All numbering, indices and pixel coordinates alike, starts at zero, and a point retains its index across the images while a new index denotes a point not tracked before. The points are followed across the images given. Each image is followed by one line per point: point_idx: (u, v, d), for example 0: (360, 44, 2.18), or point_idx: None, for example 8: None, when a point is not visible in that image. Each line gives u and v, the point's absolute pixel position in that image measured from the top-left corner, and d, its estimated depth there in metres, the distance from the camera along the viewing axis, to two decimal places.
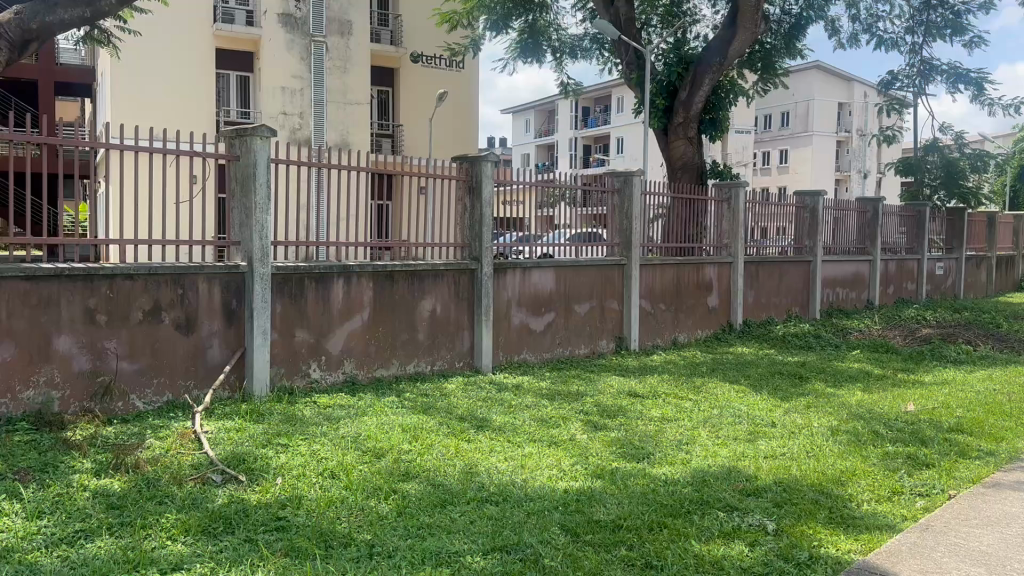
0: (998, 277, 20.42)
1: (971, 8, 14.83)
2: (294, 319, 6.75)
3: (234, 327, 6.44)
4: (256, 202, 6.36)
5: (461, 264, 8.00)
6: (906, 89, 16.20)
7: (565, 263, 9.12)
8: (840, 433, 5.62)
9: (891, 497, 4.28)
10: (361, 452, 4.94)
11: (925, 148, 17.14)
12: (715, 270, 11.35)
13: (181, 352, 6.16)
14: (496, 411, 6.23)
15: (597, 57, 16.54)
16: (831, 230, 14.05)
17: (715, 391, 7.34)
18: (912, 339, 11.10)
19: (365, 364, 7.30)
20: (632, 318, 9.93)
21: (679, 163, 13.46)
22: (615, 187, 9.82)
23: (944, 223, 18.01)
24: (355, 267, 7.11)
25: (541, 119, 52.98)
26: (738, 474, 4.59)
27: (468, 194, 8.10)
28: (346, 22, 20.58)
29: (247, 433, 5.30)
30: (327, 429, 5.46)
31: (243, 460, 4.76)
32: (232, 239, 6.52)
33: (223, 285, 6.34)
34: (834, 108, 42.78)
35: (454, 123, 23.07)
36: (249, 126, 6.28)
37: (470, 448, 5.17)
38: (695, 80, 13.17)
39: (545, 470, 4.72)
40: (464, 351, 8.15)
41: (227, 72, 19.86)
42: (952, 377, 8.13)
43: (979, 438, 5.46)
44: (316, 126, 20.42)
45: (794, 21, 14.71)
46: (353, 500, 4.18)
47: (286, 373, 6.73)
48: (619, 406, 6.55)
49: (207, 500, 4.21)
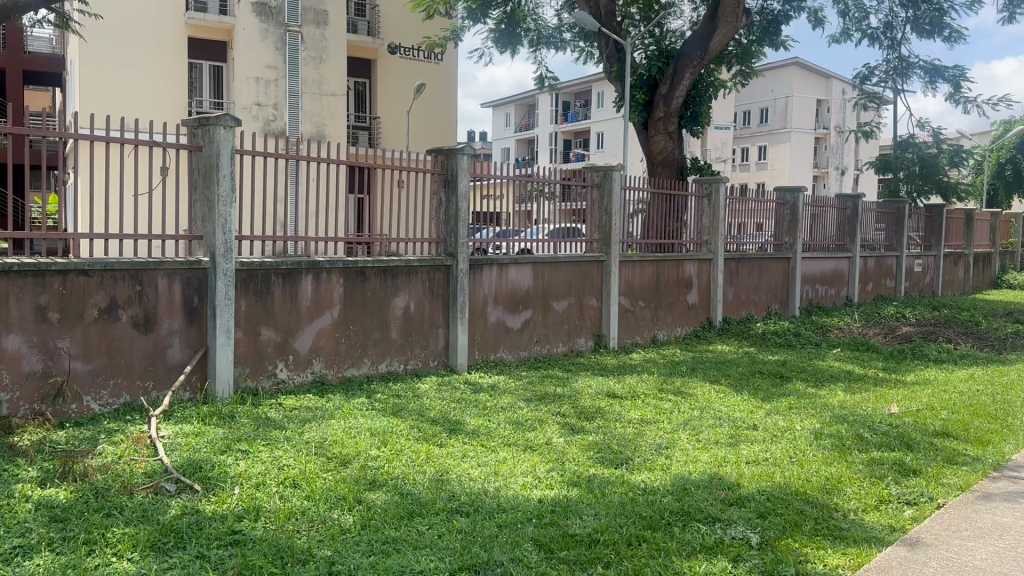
0: (975, 273, 20.47)
1: (955, 6, 14.76)
2: (259, 317, 6.48)
3: (196, 325, 6.16)
4: (219, 194, 6.08)
5: (435, 260, 7.76)
6: (882, 85, 16.16)
7: (544, 259, 8.90)
8: (824, 437, 5.45)
9: (878, 506, 4.12)
10: (325, 458, 4.70)
11: (903, 144, 17.12)
12: (695, 267, 11.19)
13: (139, 351, 5.88)
14: (470, 413, 6.02)
15: (574, 49, 16.32)
16: (811, 227, 13.94)
17: (696, 392, 7.15)
18: (892, 338, 10.98)
19: (335, 363, 7.04)
20: (611, 315, 9.73)
21: (659, 158, 13.25)
22: (595, 182, 9.61)
23: (922, 220, 18.00)
24: (324, 263, 6.84)
25: (520, 114, 52.86)
26: (720, 481, 4.40)
27: (443, 188, 7.85)
28: (322, 12, 20.19)
29: (207, 439, 5.03)
30: (292, 433, 5.21)
31: (200, 467, 4.51)
32: (193, 234, 6.23)
33: (183, 282, 6.06)
34: (812, 105, 42.90)
35: (432, 116, 22.79)
36: (212, 115, 6.00)
37: (442, 453, 4.94)
38: (676, 74, 12.96)
39: (520, 478, 4.50)
40: (438, 350, 7.92)
41: (200, 62, 19.41)
42: (934, 377, 8.00)
43: (966, 442, 5.32)
44: (291, 119, 20.07)
45: (772, 17, 14.56)
46: (315, 511, 3.94)
47: (251, 373, 6.46)
48: (597, 408, 6.35)
49: (159, 512, 3.95)
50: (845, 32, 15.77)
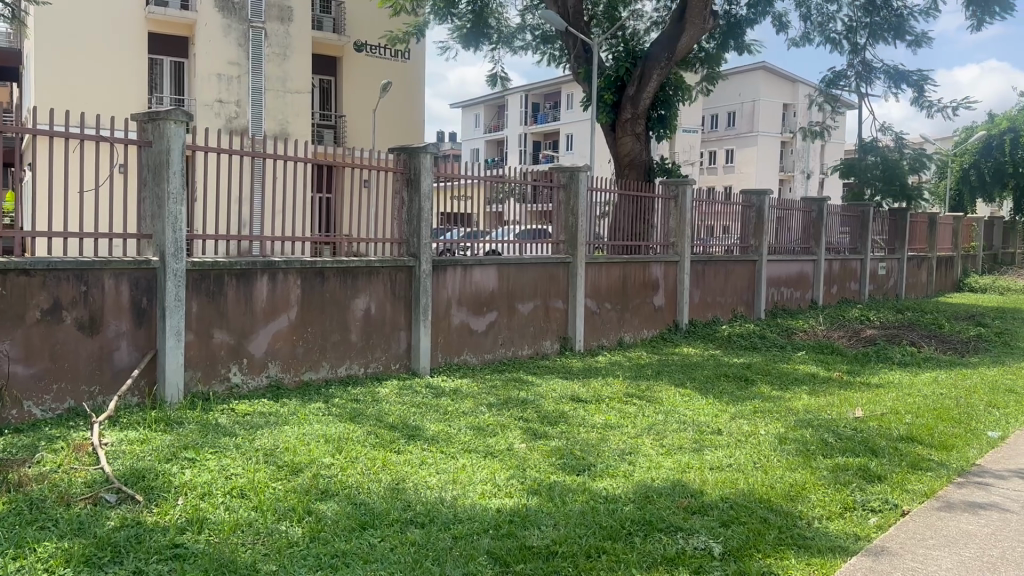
0: (938, 277, 20.74)
1: (915, 12, 14.93)
2: (212, 319, 6.26)
3: (145, 327, 5.92)
4: (169, 191, 5.86)
5: (398, 261, 7.58)
6: (849, 88, 16.27)
7: (510, 261, 8.75)
8: (788, 442, 5.40)
9: (842, 513, 4.05)
10: (276, 466, 4.52)
11: (866, 148, 17.29)
12: (662, 269, 11.14)
13: (84, 354, 5.63)
14: (431, 418, 5.87)
15: (537, 50, 16.21)
16: (777, 230, 13.98)
17: (660, 395, 7.06)
18: (857, 340, 11.04)
19: (293, 367, 6.85)
20: (578, 317, 9.63)
21: (627, 159, 13.20)
22: (562, 183, 9.50)
23: (887, 224, 18.17)
24: (280, 263, 6.64)
25: (490, 115, 52.75)
26: (683, 489, 4.29)
27: (406, 187, 7.68)
28: (286, 8, 19.89)
29: (152, 446, 4.82)
30: (243, 440, 5.01)
31: (143, 476, 4.30)
32: (142, 232, 5.99)
33: (132, 282, 5.82)
34: (778, 108, 43.34)
35: (400, 116, 22.57)
36: (162, 109, 5.79)
37: (399, 461, 4.77)
38: (643, 75, 12.90)
39: (478, 485, 4.36)
40: (400, 353, 7.74)
41: (161, 57, 18.96)
42: (898, 380, 7.98)
43: (931, 447, 5.28)
44: (254, 116, 19.72)
45: (734, 21, 14.55)
46: (262, 523, 3.76)
47: (203, 377, 6.24)
48: (561, 412, 6.24)
49: (95, 524, 3.74)
50: (806, 36, 15.89)
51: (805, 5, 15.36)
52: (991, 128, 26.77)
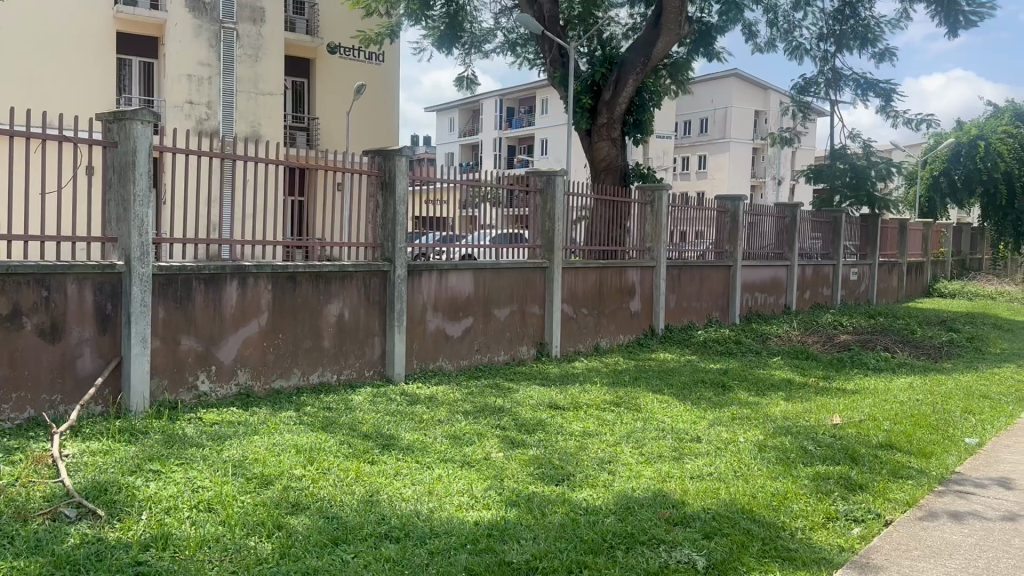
0: (908, 282, 20.99)
1: (882, 22, 15.06)
2: (179, 325, 6.08)
3: (109, 334, 5.73)
4: (135, 193, 5.69)
5: (373, 266, 7.45)
6: (818, 95, 16.38)
7: (485, 266, 8.64)
8: (767, 449, 5.34)
9: (825, 523, 3.99)
10: (244, 479, 4.37)
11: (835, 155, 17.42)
12: (638, 274, 11.10)
13: (45, 362, 5.43)
14: (405, 427, 5.74)
15: (512, 54, 16.15)
16: (751, 235, 14.01)
17: (637, 402, 6.99)
18: (831, 346, 11.09)
19: (263, 374, 6.67)
20: (554, 323, 9.54)
21: (603, 164, 13.17)
22: (539, 187, 9.41)
23: (858, 230, 18.34)
24: (251, 268, 6.47)
25: (464, 119, 52.58)
26: (664, 499, 4.20)
27: (380, 191, 7.55)
28: (258, 10, 19.64)
29: (116, 457, 4.65)
30: (210, 451, 4.85)
31: (105, 490, 4.12)
32: (108, 236, 5.80)
33: (95, 287, 5.62)
34: (750, 115, 43.71)
35: (374, 119, 22.39)
36: (128, 110, 5.63)
37: (373, 471, 4.64)
38: (619, 80, 12.87)
39: (455, 497, 4.24)
40: (374, 359, 7.61)
41: (129, 58, 18.59)
42: (873, 386, 7.98)
43: (910, 454, 5.26)
44: (225, 118, 19.42)
45: (704, 28, 14.62)
46: (230, 539, 3.61)
47: (169, 386, 6.06)
48: (538, 420, 6.13)
49: (54, 541, 3.56)
50: (771, 43, 16.02)
51: (773, 12, 15.43)
52: (961, 134, 26.51)
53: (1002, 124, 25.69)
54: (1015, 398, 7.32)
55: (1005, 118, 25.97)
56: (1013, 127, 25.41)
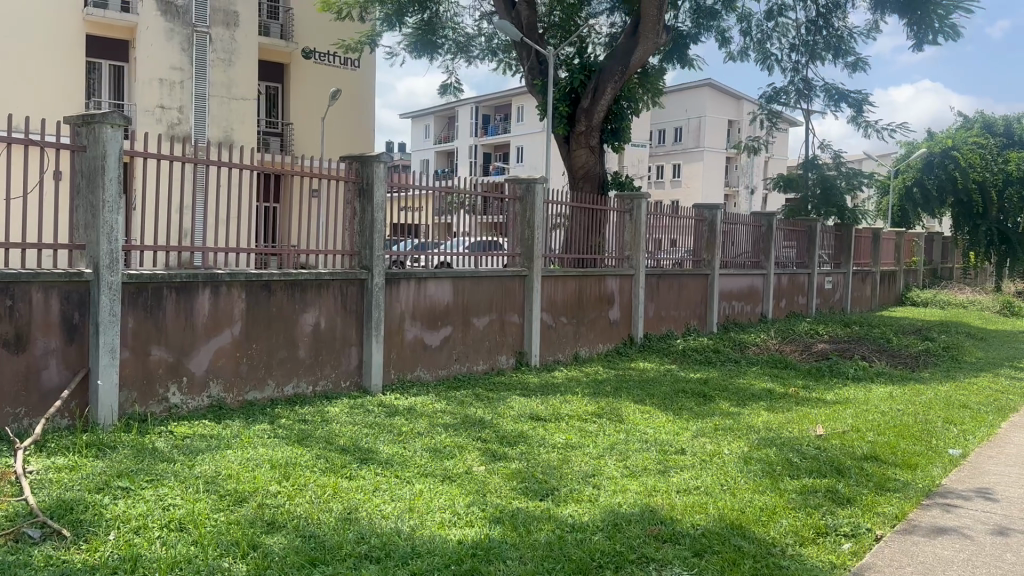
0: (881, 291, 21.18)
1: (855, 34, 15.19)
2: (149, 335, 5.90)
3: (76, 344, 5.53)
4: (104, 199, 5.52)
5: (350, 274, 7.30)
6: (787, 104, 16.50)
7: (463, 274, 8.52)
8: (753, 462, 5.27)
9: (815, 539, 3.92)
10: (218, 496, 4.20)
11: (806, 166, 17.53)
12: (617, 283, 11.05)
13: (9, 374, 5.21)
14: (384, 439, 5.60)
15: (493, 60, 16.11)
16: (728, 244, 14.03)
17: (620, 413, 6.90)
18: (809, 355, 11.10)
19: (236, 386, 6.49)
20: (533, 332, 9.44)
21: (581, 172, 13.13)
22: (517, 195, 9.32)
23: (832, 239, 18.48)
24: (224, 276, 6.30)
25: (440, 126, 52.42)
26: (651, 514, 4.11)
27: (358, 197, 7.41)
28: (232, 13, 19.38)
29: (82, 474, 4.46)
30: (182, 466, 4.68)
31: (71, 509, 3.93)
32: (76, 243, 5.60)
33: (62, 296, 5.43)
34: (723, 124, 44.05)
35: (348, 124, 22.19)
36: (98, 113, 5.45)
37: (351, 487, 4.49)
38: (597, 88, 12.81)
39: (436, 514, 4.11)
40: (351, 370, 7.45)
41: (99, 61, 18.25)
42: (853, 396, 7.97)
43: (895, 466, 5.23)
44: (197, 123, 19.09)
45: (678, 38, 14.71)
46: (203, 560, 3.45)
47: (139, 399, 5.86)
48: (520, 432, 6.02)
49: (16, 564, 3.37)
50: (743, 52, 16.11)
51: (747, 21, 15.51)
52: (932, 145, 26.82)
53: (972, 136, 26.03)
54: (993, 407, 7.36)
55: (975, 131, 26.36)
56: (983, 138, 25.78)
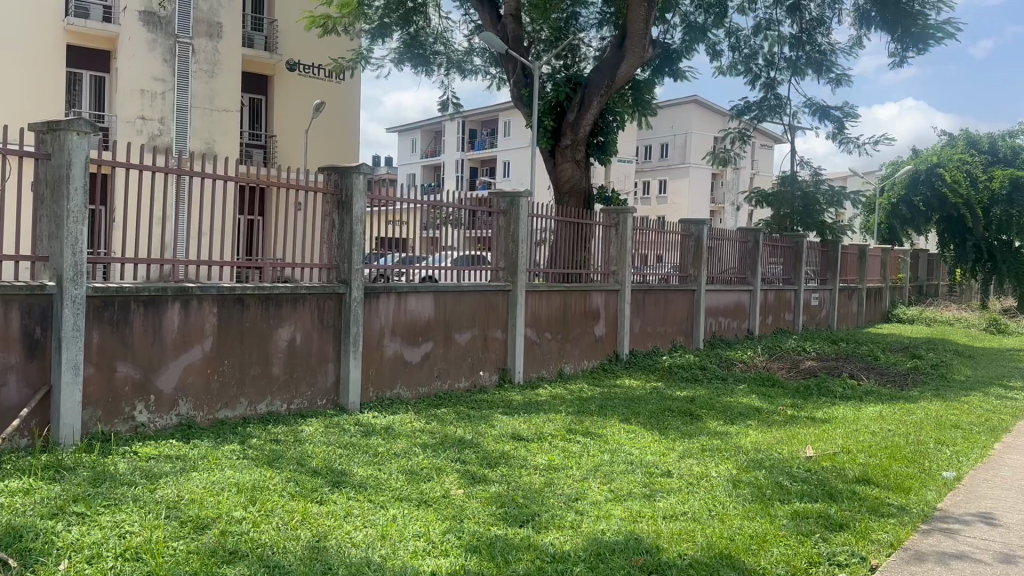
0: (868, 307, 21.18)
1: (838, 49, 15.22)
2: (116, 350, 5.66)
3: (37, 360, 5.27)
4: (69, 210, 5.30)
5: (328, 288, 7.10)
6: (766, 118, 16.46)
7: (447, 288, 8.33)
8: (742, 486, 5.07)
9: (808, 569, 3.72)
10: (178, 523, 3.96)
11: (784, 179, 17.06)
12: (603, 298, 10.88)
13: None
14: (358, 461, 5.37)
15: (484, 74, 16.06)
16: (715, 260, 13.91)
17: (605, 432, 6.70)
18: (797, 372, 10.96)
19: (207, 404, 6.26)
20: (517, 349, 9.24)
21: (567, 186, 12.97)
22: (501, 208, 9.14)
23: (819, 255, 18.39)
24: (195, 289, 6.07)
25: (428, 140, 52.43)
26: (637, 543, 3.91)
27: (337, 210, 7.21)
28: (215, 25, 19.19)
29: (36, 498, 4.21)
30: (142, 490, 4.43)
31: (20, 536, 3.69)
32: (39, 255, 5.36)
33: (23, 309, 5.18)
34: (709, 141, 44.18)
35: (333, 136, 22.02)
36: (63, 119, 5.23)
37: (321, 512, 4.27)
38: (583, 102, 12.70)
39: (409, 542, 3.89)
40: (328, 387, 7.23)
41: (80, 71, 18.02)
42: (842, 415, 7.80)
43: (888, 490, 5.05)
44: (179, 134, 18.86)
45: (665, 54, 14.51)
46: None
47: (104, 417, 5.62)
48: (502, 453, 5.81)
49: None
50: (732, 66, 16.06)
51: (734, 36, 15.47)
52: (919, 161, 26.87)
53: (958, 153, 26.12)
54: (985, 427, 7.22)
55: (961, 148, 26.44)
56: (968, 155, 25.88)
